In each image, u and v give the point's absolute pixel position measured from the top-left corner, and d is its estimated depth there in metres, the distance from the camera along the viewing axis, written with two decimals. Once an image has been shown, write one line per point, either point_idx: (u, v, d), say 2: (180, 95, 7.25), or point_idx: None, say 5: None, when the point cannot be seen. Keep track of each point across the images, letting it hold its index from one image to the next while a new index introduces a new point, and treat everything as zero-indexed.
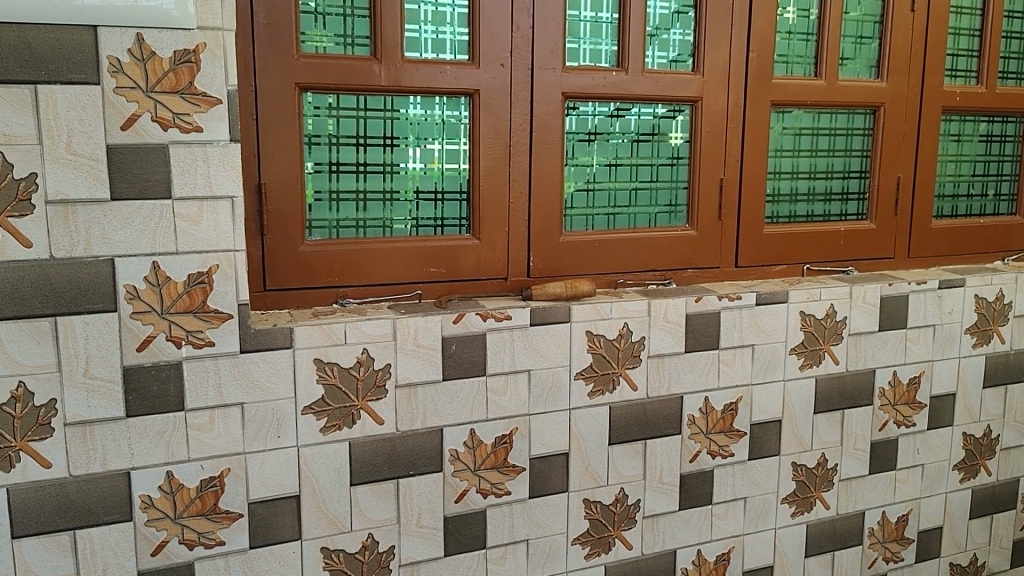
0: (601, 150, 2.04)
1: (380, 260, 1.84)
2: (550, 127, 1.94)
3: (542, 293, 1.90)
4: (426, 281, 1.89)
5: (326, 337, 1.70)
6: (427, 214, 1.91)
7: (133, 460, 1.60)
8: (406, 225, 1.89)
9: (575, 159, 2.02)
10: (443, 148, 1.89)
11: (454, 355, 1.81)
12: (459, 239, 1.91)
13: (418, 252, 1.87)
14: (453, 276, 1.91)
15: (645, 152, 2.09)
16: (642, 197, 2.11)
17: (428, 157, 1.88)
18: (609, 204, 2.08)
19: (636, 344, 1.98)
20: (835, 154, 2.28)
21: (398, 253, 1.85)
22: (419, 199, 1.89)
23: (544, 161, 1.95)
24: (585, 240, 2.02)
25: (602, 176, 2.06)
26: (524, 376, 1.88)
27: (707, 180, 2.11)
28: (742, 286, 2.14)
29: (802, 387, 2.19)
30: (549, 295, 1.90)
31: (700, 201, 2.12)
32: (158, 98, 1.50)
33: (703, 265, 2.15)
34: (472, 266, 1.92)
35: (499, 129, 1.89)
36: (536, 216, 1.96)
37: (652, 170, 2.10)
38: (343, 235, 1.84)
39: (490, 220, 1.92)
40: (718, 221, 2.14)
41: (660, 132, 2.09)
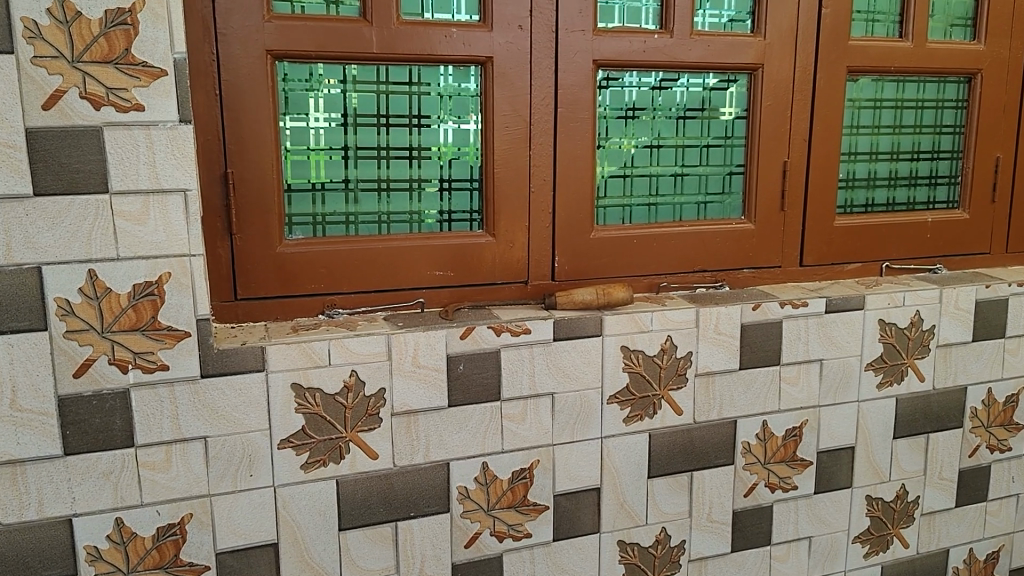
0: (641, 128, 1.72)
1: (375, 262, 1.54)
2: (580, 101, 1.62)
3: (570, 301, 1.59)
4: (430, 286, 1.59)
5: (307, 357, 1.42)
6: (432, 207, 1.60)
7: (74, 507, 1.34)
8: (407, 220, 1.60)
9: (610, 140, 1.69)
10: (450, 128, 1.58)
11: (462, 376, 1.52)
12: (470, 236, 1.60)
13: (421, 253, 1.57)
14: (462, 280, 1.61)
15: (694, 130, 1.76)
16: (689, 183, 1.78)
17: (432, 138, 1.58)
18: (651, 192, 1.75)
19: (682, 360, 1.66)
20: (922, 130, 1.92)
21: (396, 254, 1.55)
22: (422, 190, 1.59)
23: (572, 142, 1.63)
24: (621, 236, 1.70)
25: (642, 159, 1.73)
26: (547, 400, 1.58)
27: (769, 163, 1.77)
28: (809, 289, 1.80)
29: (881, 409, 1.86)
30: (576, 303, 1.59)
31: (760, 188, 1.78)
32: (87, 69, 1.23)
33: (762, 265, 1.82)
34: (485, 268, 1.62)
35: (518, 104, 1.58)
36: (563, 208, 1.65)
37: (702, 151, 1.77)
38: (331, 232, 1.55)
39: (507, 213, 1.61)
40: (781, 212, 1.80)
41: (712, 106, 1.75)
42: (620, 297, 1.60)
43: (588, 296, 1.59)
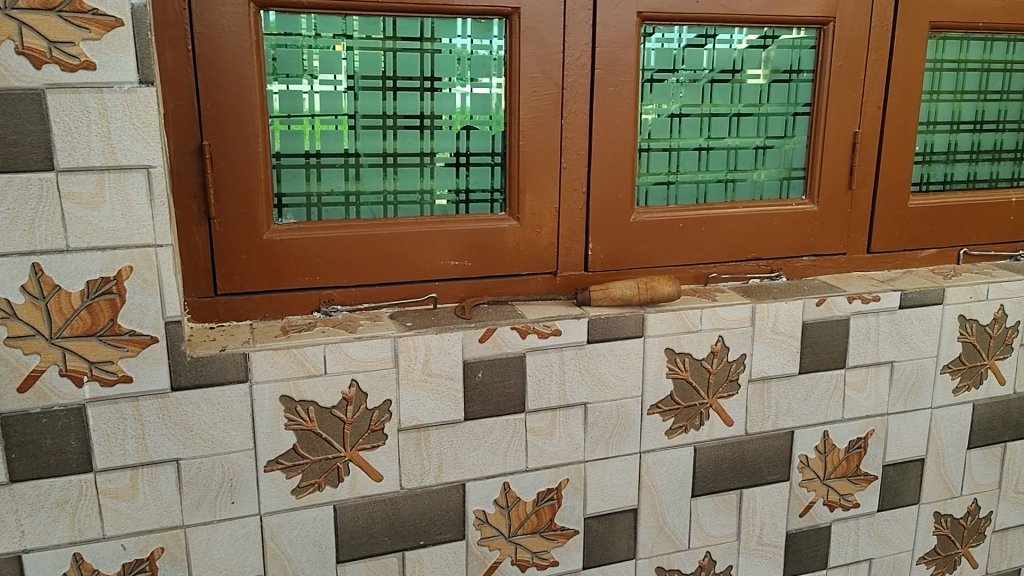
0: (690, 93, 1.47)
1: (379, 251, 1.32)
2: (622, 61, 1.37)
3: (607, 296, 1.35)
4: (443, 279, 1.36)
5: (297, 365, 1.19)
6: (446, 186, 1.37)
7: (22, 542, 1.13)
8: (417, 201, 1.36)
9: (655, 107, 1.45)
10: (469, 93, 1.34)
11: (481, 386, 1.29)
12: (491, 220, 1.37)
13: (433, 240, 1.34)
14: (481, 271, 1.38)
15: (751, 96, 1.51)
16: (745, 158, 1.54)
17: (447, 105, 1.34)
18: (699, 168, 1.51)
19: (734, 364, 1.44)
20: (1011, 96, 1.66)
21: (404, 240, 1.32)
22: (436, 165, 1.36)
23: (610, 109, 1.39)
24: (665, 219, 1.46)
25: (690, 129, 1.49)
26: (579, 411, 1.36)
27: (836, 134, 1.53)
28: (879, 281, 1.56)
29: (955, 417, 1.63)
30: (613, 299, 1.36)
31: (825, 164, 1.53)
32: (24, 18, 0.99)
33: (824, 252, 1.58)
34: (508, 258, 1.39)
35: (549, 65, 1.34)
36: (599, 187, 1.41)
37: (760, 121, 1.52)
38: (327, 216, 1.31)
39: (534, 194, 1.38)
40: (848, 191, 1.56)
41: (773, 68, 1.50)
42: (666, 292, 1.37)
43: (629, 290, 1.36)
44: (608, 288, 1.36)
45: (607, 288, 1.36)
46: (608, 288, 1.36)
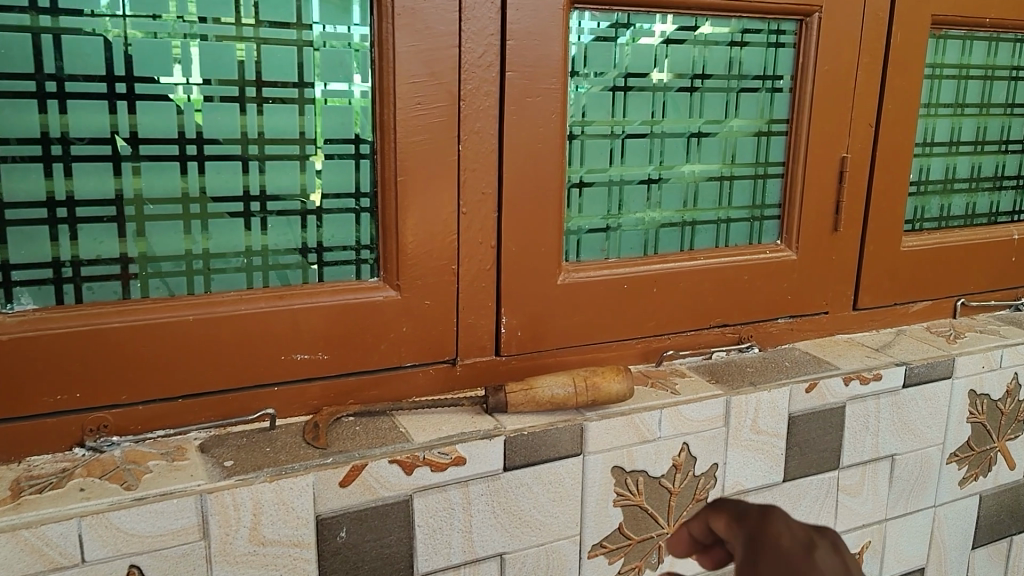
0: (637, 105, 1.07)
1: (178, 349, 0.86)
2: (544, 61, 0.96)
3: (531, 400, 0.93)
4: (285, 381, 0.92)
5: (31, 556, 0.72)
6: (287, 242, 0.92)
7: None
8: (242, 266, 0.90)
9: (590, 125, 1.04)
10: (318, 105, 0.90)
11: (346, 548, 0.85)
12: (354, 292, 0.93)
13: (267, 327, 0.90)
14: (343, 368, 0.94)
15: (714, 109, 1.12)
16: (706, 192, 1.14)
17: (285, 123, 0.89)
18: (648, 207, 1.11)
19: (701, 480, 1.04)
20: (1015, 110, 1.35)
21: (217, 330, 0.87)
22: (269, 213, 0.90)
23: (528, 129, 0.97)
24: (604, 279, 1.06)
25: (637, 154, 1.09)
26: (492, 566, 0.94)
27: (820, 160, 1.16)
28: (873, 349, 1.21)
29: (960, 515, 1.30)
30: (540, 403, 0.94)
31: (807, 198, 1.17)
32: None
33: (803, 312, 1.22)
34: (383, 345, 0.96)
35: (439, 65, 0.91)
36: (513, 239, 1.00)
37: (724, 142, 1.14)
38: (94, 296, 0.85)
39: (420, 252, 0.95)
40: (832, 234, 1.20)
41: (741, 73, 1.12)
42: (612, 390, 0.96)
43: (562, 389, 0.94)
44: (532, 387, 0.94)
45: (530, 386, 0.94)
46: (532, 388, 0.94)
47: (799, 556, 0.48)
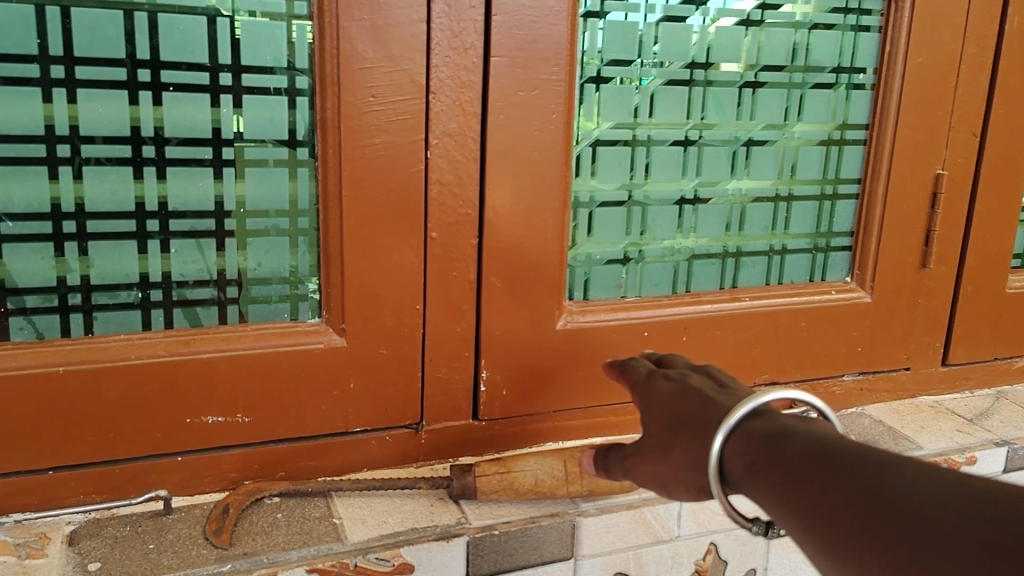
0: (669, 104, 0.84)
1: (45, 409, 0.66)
2: (544, 44, 0.74)
3: (506, 489, 0.70)
4: (192, 450, 0.72)
5: None
6: (196, 271, 0.70)
7: None
8: (137, 301, 0.69)
9: (606, 129, 0.81)
10: (237, 95, 0.68)
11: None
12: (286, 337, 0.72)
13: (167, 382, 0.69)
14: (268, 434, 0.74)
15: (772, 110, 0.88)
16: (758, 215, 0.90)
17: (190, 118, 0.67)
18: (679, 234, 0.88)
19: None
20: None
21: (99, 384, 0.68)
22: (171, 234, 0.69)
23: (520, 133, 0.75)
24: (618, 324, 0.83)
25: (669, 166, 0.85)
26: None
27: (908, 177, 0.91)
28: (965, 419, 0.96)
29: None
30: (518, 491, 0.71)
31: (890, 225, 0.92)
32: None
33: (876, 367, 0.97)
34: (323, 406, 0.75)
35: (401, 46, 0.70)
36: (498, 273, 0.78)
37: (784, 152, 0.90)
38: None
39: (373, 287, 0.74)
40: (919, 272, 0.95)
41: (807, 64, 0.88)
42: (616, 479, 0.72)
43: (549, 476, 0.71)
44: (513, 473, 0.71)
45: (512, 471, 0.71)
46: (512, 474, 0.71)
47: (672, 388, 0.59)
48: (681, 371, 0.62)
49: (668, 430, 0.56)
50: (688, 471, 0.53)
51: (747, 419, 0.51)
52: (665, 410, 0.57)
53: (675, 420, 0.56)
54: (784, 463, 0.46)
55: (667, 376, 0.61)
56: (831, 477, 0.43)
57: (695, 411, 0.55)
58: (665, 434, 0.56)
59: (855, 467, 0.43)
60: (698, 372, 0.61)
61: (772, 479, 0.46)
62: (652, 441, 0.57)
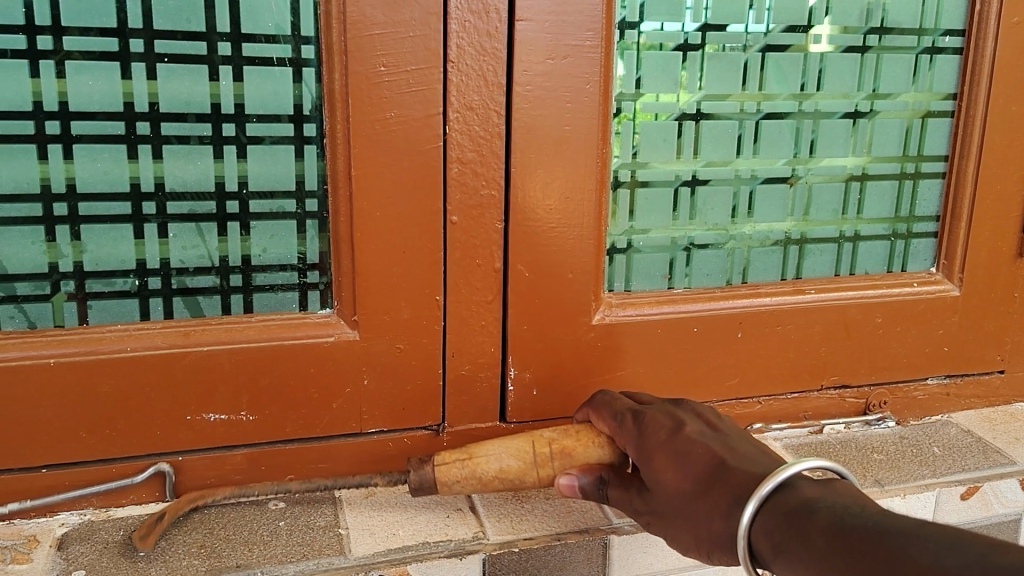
0: (726, 74, 0.74)
1: (37, 405, 0.63)
2: (576, 5, 0.66)
3: (469, 478, 0.62)
4: (193, 450, 0.67)
5: None
6: (196, 257, 0.65)
7: None
8: (135, 289, 0.65)
9: (650, 100, 0.73)
10: (237, 66, 0.62)
11: None
12: (294, 330, 0.67)
13: (164, 377, 0.64)
14: (275, 434, 0.68)
15: (845, 79, 0.78)
16: (828, 198, 0.80)
17: (189, 92, 0.62)
18: (735, 219, 0.79)
19: None
20: None
21: (94, 379, 0.63)
22: (169, 218, 0.64)
23: (551, 107, 0.68)
24: (663, 319, 0.75)
25: (725, 143, 0.76)
26: None
27: (1002, 154, 0.80)
28: None
29: None
30: (486, 479, 0.63)
31: (980, 209, 0.81)
32: None
33: (963, 370, 0.86)
34: (334, 405, 0.69)
35: (414, 10, 0.63)
36: (526, 262, 0.70)
37: (859, 127, 0.79)
38: None
39: (387, 277, 0.67)
40: (1014, 262, 0.84)
41: (886, 25, 0.77)
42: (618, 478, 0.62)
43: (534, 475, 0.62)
44: (498, 478, 0.63)
45: (497, 477, 0.63)
46: (493, 480, 0.63)
47: (671, 437, 0.56)
48: (664, 408, 0.61)
49: (682, 497, 0.53)
50: (716, 548, 0.51)
51: (772, 495, 0.48)
52: (665, 462, 0.55)
53: (689, 488, 0.53)
54: (809, 545, 0.45)
55: (664, 420, 0.59)
56: (852, 555, 0.43)
57: (723, 494, 0.51)
58: (687, 504, 0.53)
59: (876, 544, 0.42)
60: (683, 412, 0.60)
61: (782, 551, 0.46)
62: (664, 503, 0.54)
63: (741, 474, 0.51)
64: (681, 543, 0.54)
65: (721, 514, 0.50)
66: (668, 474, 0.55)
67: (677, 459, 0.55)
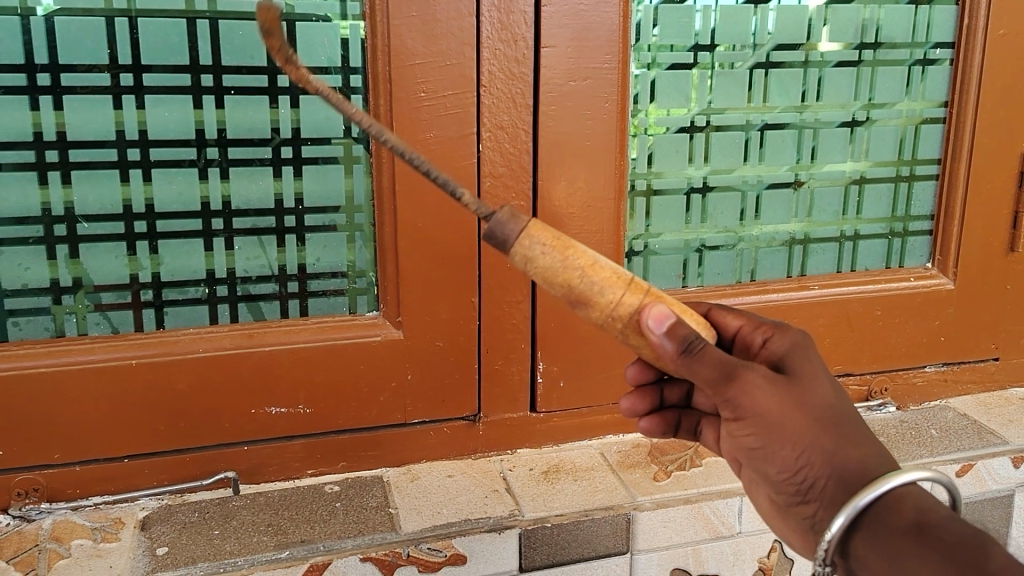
0: (734, 89, 0.81)
1: (121, 401, 0.70)
2: (595, 32, 0.73)
3: (557, 261, 0.50)
4: (256, 440, 0.74)
5: None
6: (258, 267, 0.72)
7: None
8: (204, 297, 0.72)
9: (662, 116, 0.80)
10: (294, 95, 0.70)
11: None
12: (346, 331, 0.74)
13: (232, 374, 0.72)
14: (329, 425, 0.75)
15: (844, 91, 0.84)
16: (830, 200, 0.87)
17: (253, 119, 0.69)
18: (743, 222, 0.85)
19: None
20: None
21: (171, 377, 0.71)
22: (234, 232, 0.71)
23: (574, 124, 0.74)
24: None
25: (734, 152, 0.83)
26: None
27: (992, 157, 0.87)
28: None
29: None
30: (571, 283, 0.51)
31: (972, 208, 0.87)
32: None
33: (960, 357, 0.92)
34: (381, 397, 0.76)
35: (450, 41, 0.70)
36: None
37: (857, 134, 0.86)
38: (23, 334, 0.69)
39: (429, 281, 0.74)
40: (1007, 256, 0.90)
41: (882, 40, 0.84)
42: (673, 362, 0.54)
43: (616, 296, 0.51)
44: (575, 287, 0.51)
45: (577, 280, 0.51)
46: (573, 280, 0.51)
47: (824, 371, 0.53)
48: None
49: (826, 408, 0.50)
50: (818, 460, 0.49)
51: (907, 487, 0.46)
52: (824, 377, 0.51)
53: (838, 406, 0.50)
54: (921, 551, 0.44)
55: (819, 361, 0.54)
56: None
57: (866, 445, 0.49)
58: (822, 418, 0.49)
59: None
60: None
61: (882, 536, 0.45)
62: (804, 394, 0.50)
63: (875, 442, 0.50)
64: (779, 427, 0.49)
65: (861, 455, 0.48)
66: (818, 389, 0.50)
67: (838, 388, 0.51)
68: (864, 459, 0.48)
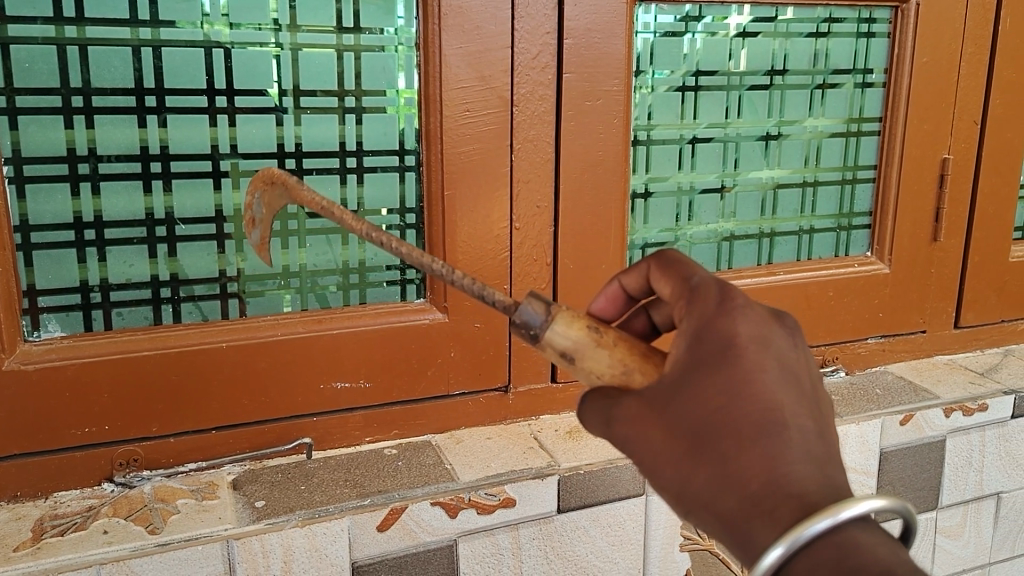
0: (712, 107, 0.97)
1: (211, 378, 0.80)
2: (606, 61, 0.88)
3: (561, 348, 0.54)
4: (324, 411, 0.85)
5: None
6: (326, 262, 0.85)
7: None
8: (279, 288, 0.84)
9: (655, 129, 0.95)
10: (359, 114, 0.83)
11: None
12: (400, 314, 0.87)
13: (306, 354, 0.83)
14: (384, 398, 0.87)
15: (799, 108, 1.02)
16: (789, 199, 1.04)
17: (325, 134, 0.82)
18: (721, 218, 1.01)
19: None
20: None
21: (254, 358, 0.81)
22: (307, 231, 0.83)
23: (588, 137, 0.89)
24: None
25: (713, 159, 0.99)
26: None
27: (918, 162, 1.05)
28: (974, 373, 1.09)
29: None
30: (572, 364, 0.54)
31: (903, 205, 1.06)
32: None
33: (897, 330, 1.10)
34: (429, 371, 0.88)
35: (490, 68, 0.84)
36: (571, 256, 0.91)
37: (811, 142, 1.03)
38: (125, 322, 0.79)
39: (470, 272, 0.88)
40: (931, 245, 1.08)
41: (828, 66, 1.02)
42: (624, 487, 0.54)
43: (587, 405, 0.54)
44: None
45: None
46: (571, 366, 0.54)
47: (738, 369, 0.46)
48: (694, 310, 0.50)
49: (713, 414, 0.45)
50: (701, 484, 0.44)
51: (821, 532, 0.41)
52: (719, 378, 0.46)
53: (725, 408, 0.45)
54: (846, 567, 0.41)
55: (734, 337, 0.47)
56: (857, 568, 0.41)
57: (758, 468, 0.43)
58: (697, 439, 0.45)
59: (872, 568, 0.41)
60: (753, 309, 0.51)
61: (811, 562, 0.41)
62: (669, 405, 0.47)
63: (777, 472, 0.43)
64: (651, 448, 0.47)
65: (749, 476, 0.43)
66: (708, 386, 0.46)
67: (744, 389, 0.45)
68: (765, 510, 0.43)
